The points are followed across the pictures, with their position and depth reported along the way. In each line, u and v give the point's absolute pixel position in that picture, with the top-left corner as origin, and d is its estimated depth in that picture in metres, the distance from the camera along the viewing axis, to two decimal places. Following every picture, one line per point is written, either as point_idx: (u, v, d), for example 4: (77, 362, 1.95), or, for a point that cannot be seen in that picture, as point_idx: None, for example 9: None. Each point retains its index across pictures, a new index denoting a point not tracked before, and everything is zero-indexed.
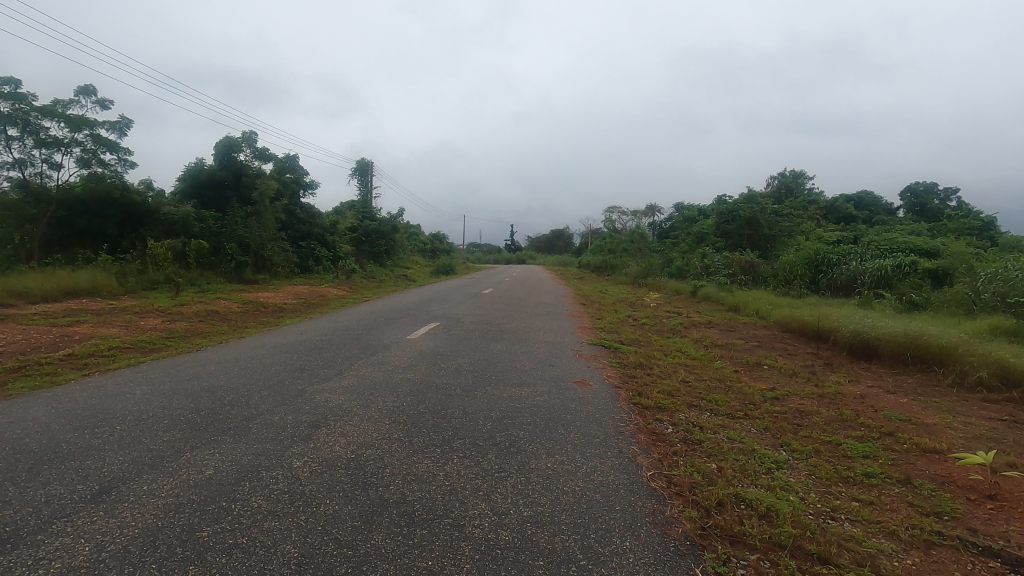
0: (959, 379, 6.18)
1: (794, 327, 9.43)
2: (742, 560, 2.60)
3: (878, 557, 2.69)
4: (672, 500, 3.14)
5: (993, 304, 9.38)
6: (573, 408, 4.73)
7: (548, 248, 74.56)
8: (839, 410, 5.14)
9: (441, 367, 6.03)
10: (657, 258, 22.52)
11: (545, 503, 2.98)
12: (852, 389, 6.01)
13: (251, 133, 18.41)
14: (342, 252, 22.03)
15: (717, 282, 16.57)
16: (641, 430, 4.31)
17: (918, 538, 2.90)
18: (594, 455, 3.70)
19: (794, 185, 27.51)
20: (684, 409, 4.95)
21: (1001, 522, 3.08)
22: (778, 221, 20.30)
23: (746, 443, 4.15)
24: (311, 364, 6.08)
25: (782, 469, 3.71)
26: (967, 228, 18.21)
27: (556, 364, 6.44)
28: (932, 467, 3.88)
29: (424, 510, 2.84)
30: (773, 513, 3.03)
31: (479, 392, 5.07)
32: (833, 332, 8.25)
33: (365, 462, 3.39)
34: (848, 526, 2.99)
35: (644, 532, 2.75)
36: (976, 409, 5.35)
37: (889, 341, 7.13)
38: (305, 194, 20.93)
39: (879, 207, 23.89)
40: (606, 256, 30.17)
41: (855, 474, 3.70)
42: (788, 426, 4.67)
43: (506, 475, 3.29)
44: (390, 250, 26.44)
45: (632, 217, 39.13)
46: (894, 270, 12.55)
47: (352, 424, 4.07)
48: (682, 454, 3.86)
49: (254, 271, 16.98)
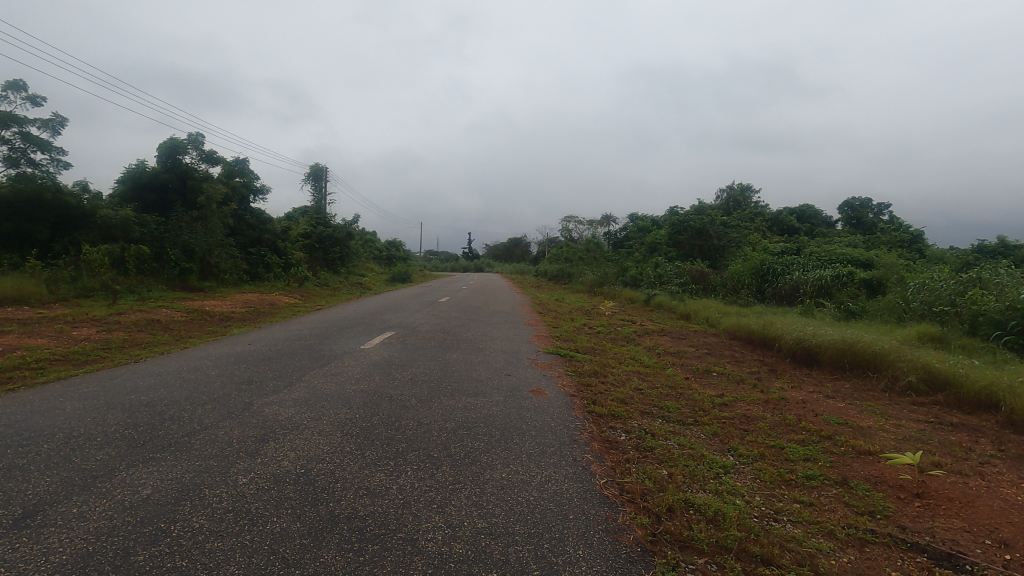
0: (891, 383, 6.56)
1: (741, 335, 9.79)
2: (690, 564, 2.67)
3: (817, 556, 2.82)
4: (624, 507, 3.20)
5: (921, 313, 10.00)
6: (529, 418, 4.73)
7: (506, 256, 75.10)
8: (782, 415, 5.35)
9: (396, 378, 5.93)
10: (613, 267, 22.92)
11: (499, 514, 2.98)
12: (795, 394, 6.27)
13: (198, 135, 17.66)
14: (294, 258, 21.43)
15: (669, 291, 17.00)
16: (595, 438, 4.37)
17: (854, 537, 3.05)
18: (548, 464, 3.73)
19: (742, 198, 28.67)
20: (636, 416, 5.06)
21: (928, 519, 3.28)
22: (726, 232, 21.08)
23: (696, 448, 4.28)
24: (259, 377, 5.85)
25: (729, 474, 3.84)
26: (899, 241, 19.38)
27: (511, 373, 6.47)
28: (866, 468, 4.10)
29: (376, 524, 2.79)
30: (719, 517, 3.13)
31: (434, 402, 5.03)
32: (777, 340, 8.60)
33: (315, 477, 3.30)
34: (790, 528, 3.12)
35: (597, 540, 2.79)
36: (906, 411, 5.70)
37: (829, 348, 7.49)
38: (255, 199, 20.25)
39: (819, 220, 25.15)
40: (562, 264, 30.54)
41: (797, 477, 3.87)
42: (735, 431, 4.84)
43: (460, 487, 3.27)
44: (344, 258, 25.88)
45: (588, 226, 39.79)
46: (833, 279, 13.23)
47: (301, 438, 3.95)
48: (635, 462, 3.95)
49: (199, 279, 16.32)
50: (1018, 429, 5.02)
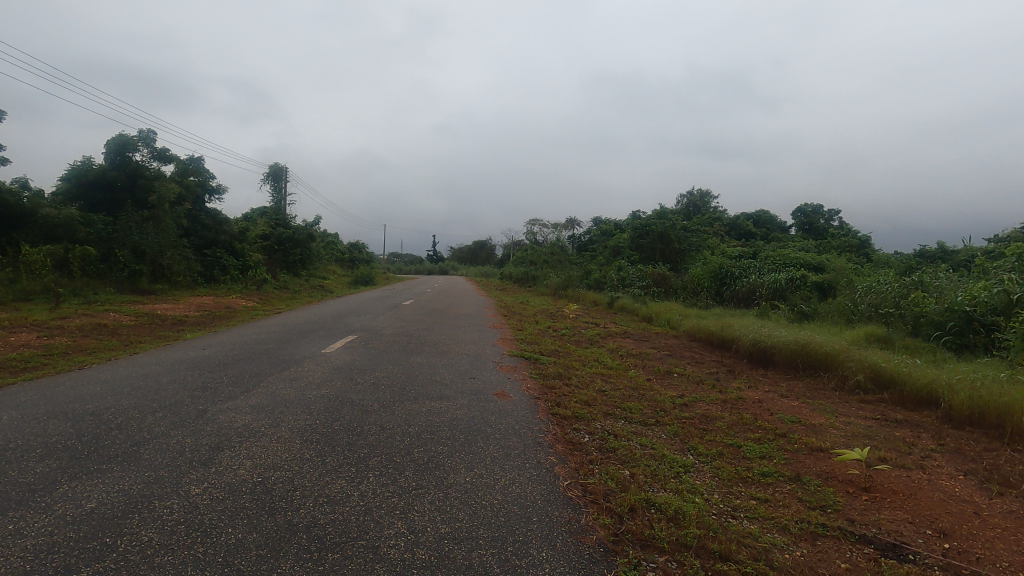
0: (841, 382, 6.84)
1: (700, 337, 10.05)
2: (651, 563, 2.72)
3: (771, 551, 2.91)
4: (587, 508, 3.23)
5: (868, 314, 10.48)
6: (493, 421, 4.73)
7: (471, 259, 74.91)
8: (739, 414, 5.51)
9: (358, 382, 5.82)
10: (577, 270, 23.16)
11: (463, 518, 2.96)
12: (751, 394, 6.47)
13: (149, 131, 16.97)
14: (252, 260, 20.82)
15: (632, 294, 17.29)
16: (558, 440, 4.40)
17: (806, 530, 3.16)
18: (512, 467, 3.74)
19: (701, 203, 29.43)
20: (600, 418, 5.12)
21: (874, 511, 3.44)
22: (686, 237, 21.63)
23: (657, 448, 4.36)
24: (214, 383, 5.63)
25: (689, 473, 3.93)
26: (847, 246, 20.27)
27: (476, 376, 6.45)
28: (818, 464, 4.26)
29: (337, 533, 2.73)
30: (680, 516, 3.19)
31: (397, 407, 4.96)
32: (735, 341, 8.86)
33: (272, 485, 3.22)
34: (747, 524, 3.21)
35: (560, 542, 2.80)
36: (854, 408, 5.95)
37: (783, 348, 7.77)
38: (211, 199, 19.58)
39: (774, 225, 26.04)
40: (527, 267, 30.67)
41: (753, 474, 3.99)
42: (694, 430, 4.96)
43: (423, 492, 3.23)
44: (305, 260, 25.32)
45: (553, 229, 40.06)
46: (787, 282, 13.73)
47: (259, 445, 3.84)
48: (598, 463, 3.99)
49: (150, 281, 15.68)
50: (955, 424, 5.31)
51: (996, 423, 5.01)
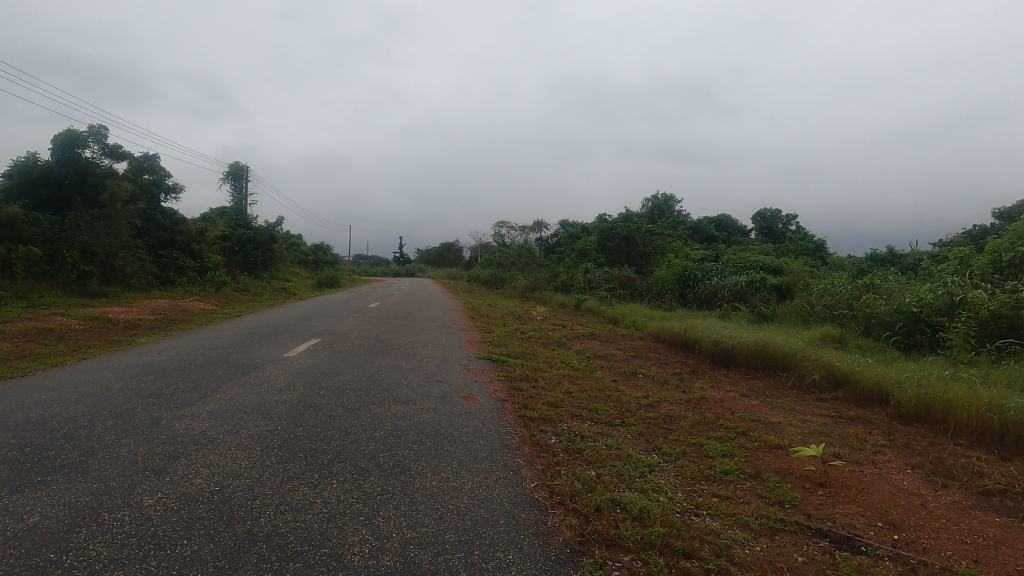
0: (798, 381, 7.07)
1: (665, 338, 10.24)
2: (617, 563, 2.75)
3: (732, 547, 2.98)
4: (553, 509, 3.24)
5: (823, 315, 10.88)
6: (460, 424, 4.71)
7: (438, 261, 74.45)
8: (702, 414, 5.63)
9: (321, 387, 5.69)
10: (544, 272, 23.28)
11: (429, 523, 2.93)
12: (713, 393, 6.62)
13: (100, 127, 16.25)
14: (211, 261, 20.18)
15: (598, 296, 17.48)
16: (525, 442, 4.40)
17: (766, 526, 3.25)
18: (479, 470, 3.72)
19: (666, 207, 30.01)
20: (566, 419, 5.15)
21: (829, 506, 3.56)
22: (651, 240, 22.02)
23: (622, 449, 4.41)
24: (169, 389, 5.41)
25: (653, 472, 3.99)
26: (804, 249, 20.99)
27: (443, 379, 6.41)
28: (778, 461, 4.39)
29: (299, 541, 2.66)
30: (644, 515, 3.24)
31: (362, 411, 4.87)
32: (698, 342, 9.06)
33: (231, 494, 3.11)
34: (709, 521, 3.28)
35: (526, 544, 2.80)
36: (811, 407, 6.16)
37: (743, 349, 7.99)
38: (167, 198, 18.89)
39: (735, 229, 26.77)
40: (494, 269, 30.65)
41: (715, 472, 4.08)
42: (659, 430, 5.04)
43: (388, 497, 3.19)
44: (267, 261, 24.69)
45: (520, 231, 40.18)
46: (747, 285, 14.15)
47: (217, 453, 3.72)
48: (565, 464, 4.01)
49: (100, 283, 15.03)
50: (904, 420, 5.56)
51: (940, 419, 5.26)
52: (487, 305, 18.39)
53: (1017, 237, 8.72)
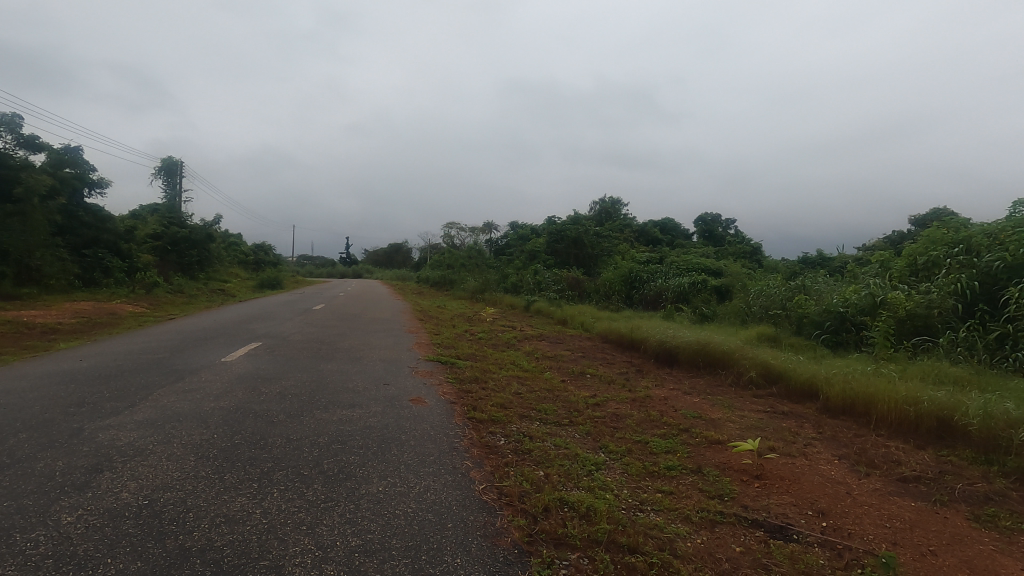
0: (737, 378, 7.39)
1: (612, 338, 10.47)
2: (564, 561, 2.78)
3: (675, 541, 3.07)
4: (502, 511, 3.25)
5: (760, 315, 11.41)
6: (408, 427, 4.64)
7: (387, 262, 73.16)
8: (647, 412, 5.79)
9: (262, 393, 5.47)
10: (494, 274, 23.31)
11: (375, 529, 2.87)
12: (657, 392, 6.82)
13: (14, 116, 15.00)
14: (141, 261, 19.04)
15: (548, 297, 17.66)
16: (474, 444, 4.39)
17: (706, 519, 3.38)
18: (427, 473, 3.68)
19: (613, 210, 30.66)
20: (515, 420, 5.17)
21: (764, 497, 3.74)
22: (599, 242, 22.46)
23: (570, 448, 4.47)
24: (93, 398, 5.07)
25: (600, 470, 4.07)
26: (742, 253, 21.96)
27: (390, 383, 6.29)
28: (717, 456, 4.57)
29: (236, 554, 2.55)
30: (591, 513, 3.29)
31: (306, 417, 4.72)
32: (643, 342, 9.32)
33: (162, 507, 2.94)
34: (653, 516, 3.37)
35: (475, 547, 2.79)
36: (748, 403, 6.45)
37: (686, 348, 8.28)
38: (92, 193, 17.66)
39: (678, 233, 27.68)
40: (444, 270, 30.42)
41: (659, 468, 4.21)
42: (605, 429, 5.15)
43: (333, 505, 3.10)
44: (203, 261, 23.53)
45: (470, 233, 40.04)
46: (690, 286, 14.67)
47: (147, 464, 3.51)
48: (513, 465, 4.02)
49: (13, 285, 13.90)
50: (831, 413, 5.91)
51: (863, 412, 5.63)
52: (436, 304, 19.04)
53: (930, 242, 9.43)
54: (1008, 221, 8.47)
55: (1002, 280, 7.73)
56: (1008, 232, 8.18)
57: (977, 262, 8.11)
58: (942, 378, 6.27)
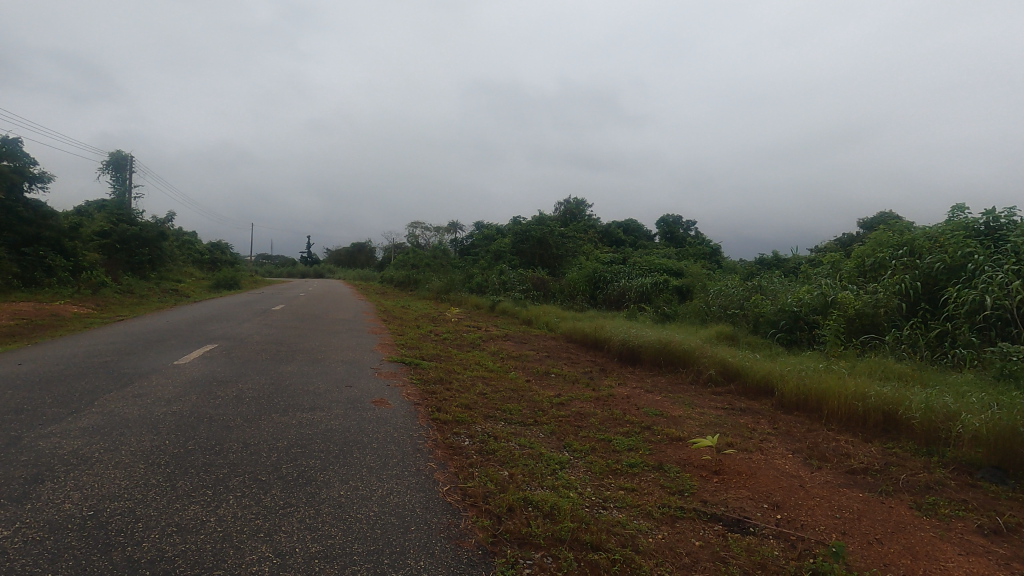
0: (697, 376, 7.57)
1: (576, 337, 10.57)
2: (528, 560, 2.79)
3: (637, 536, 3.12)
4: (466, 512, 3.23)
5: (719, 314, 11.73)
6: (370, 430, 4.57)
7: (350, 262, 71.88)
8: (610, 410, 5.86)
9: (217, 396, 5.28)
10: (459, 274, 23.20)
11: (337, 534, 2.82)
12: (621, 390, 6.92)
13: None
14: (87, 260, 18.14)
15: (513, 297, 17.69)
16: (438, 446, 4.35)
17: (667, 514, 3.44)
18: (390, 476, 3.63)
19: (577, 211, 30.97)
20: (480, 421, 5.16)
21: (723, 492, 3.84)
22: (563, 242, 22.64)
23: (535, 448, 4.48)
24: (33, 404, 4.79)
25: (564, 469, 4.10)
26: (702, 253, 22.53)
27: (352, 384, 6.18)
28: (678, 453, 4.67)
29: (189, 564, 2.46)
30: (555, 511, 3.31)
31: (263, 421, 4.59)
32: (607, 341, 9.44)
33: (108, 518, 2.81)
34: (616, 513, 3.41)
35: (438, 549, 2.77)
36: (707, 400, 6.61)
37: (648, 347, 8.43)
38: (33, 188, 16.74)
39: (641, 234, 28.16)
40: (408, 270, 30.08)
41: (622, 465, 4.27)
42: (570, 428, 5.19)
43: (292, 511, 3.02)
44: (154, 260, 22.60)
45: (435, 232, 39.74)
46: (652, 286, 14.96)
47: (92, 473, 3.34)
48: (478, 465, 4.01)
49: None
50: (786, 409, 6.12)
51: (815, 407, 5.85)
52: (399, 304, 18.85)
53: (877, 244, 9.88)
54: (947, 225, 8.95)
55: (941, 281, 8.17)
56: (947, 235, 8.64)
57: (919, 263, 8.55)
58: (887, 373, 6.58)
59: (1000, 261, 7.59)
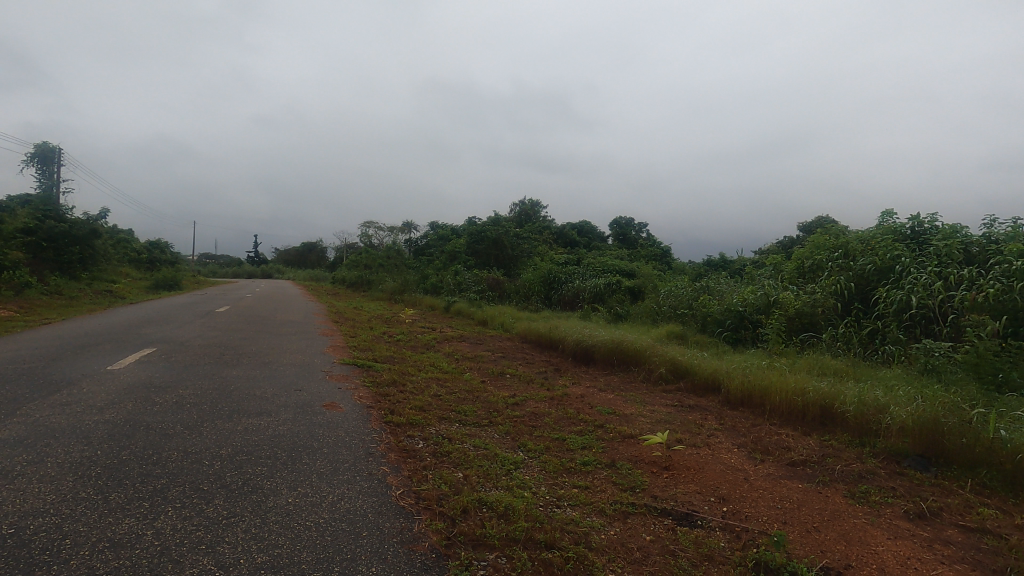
0: (648, 374, 7.76)
1: (531, 338, 10.63)
2: (482, 562, 2.78)
3: (590, 534, 3.17)
4: (420, 515, 3.19)
5: (669, 314, 12.05)
6: (320, 434, 4.45)
7: (300, 262, 69.81)
8: (565, 410, 5.92)
9: (155, 403, 5.02)
10: (413, 274, 22.90)
11: (285, 543, 2.73)
12: (575, 390, 7.01)
13: None
14: (9, 259, 16.88)
15: (468, 297, 17.62)
16: (391, 449, 4.28)
17: (619, 511, 3.51)
18: (341, 482, 3.55)
19: (533, 211, 31.15)
20: (434, 423, 5.11)
21: (672, 487, 3.95)
22: (519, 243, 22.72)
23: (489, 449, 4.47)
24: None
25: (518, 469, 4.11)
26: (654, 255, 23.11)
27: (302, 388, 6.00)
28: (630, 450, 4.76)
29: None
30: (510, 512, 3.31)
31: (206, 428, 4.39)
32: (561, 342, 9.54)
33: (32, 536, 2.62)
34: (570, 511, 3.45)
35: (391, 554, 2.73)
36: (658, 398, 6.78)
37: (601, 346, 8.58)
38: None
39: (594, 235, 28.61)
40: (360, 271, 29.47)
41: (576, 464, 4.32)
42: (524, 428, 5.21)
43: (237, 521, 2.91)
44: (86, 259, 21.26)
45: (389, 232, 39.07)
46: (606, 287, 15.23)
47: (14, 488, 3.11)
48: (431, 468, 3.97)
49: None
50: (732, 405, 6.35)
51: (758, 403, 6.11)
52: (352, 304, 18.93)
53: (815, 247, 10.39)
54: (879, 229, 9.50)
55: (873, 281, 8.67)
56: (879, 239, 9.19)
57: (853, 265, 9.04)
58: (825, 370, 6.94)
59: (924, 263, 8.12)
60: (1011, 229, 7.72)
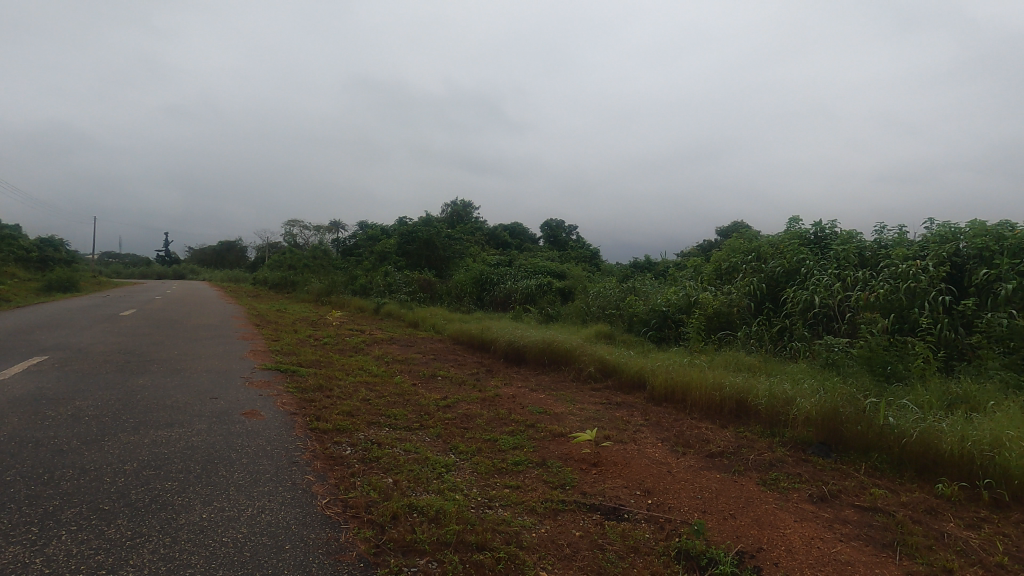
0: (578, 373, 7.93)
1: (463, 339, 10.59)
2: (412, 568, 2.73)
3: (521, 533, 3.20)
4: (347, 524, 3.09)
5: (598, 314, 12.39)
6: (239, 444, 4.20)
7: (217, 262, 65.78)
8: (497, 411, 5.94)
9: (47, 417, 4.55)
10: (341, 275, 22.18)
11: (197, 562, 2.55)
12: (506, 390, 7.04)
13: None
14: None
15: (398, 299, 17.27)
16: (317, 457, 4.11)
17: (550, 508, 3.57)
18: (262, 494, 3.36)
19: (465, 212, 31.05)
20: (363, 428, 4.96)
21: (601, 482, 4.05)
22: (451, 244, 22.57)
23: (420, 452, 4.40)
24: None
25: (450, 471, 4.07)
26: (583, 257, 23.68)
27: (218, 396, 5.65)
28: (560, 448, 4.85)
29: None
30: (441, 515, 3.28)
31: (107, 442, 4.02)
32: (493, 342, 9.57)
33: None
34: (501, 511, 3.47)
35: (316, 566, 2.62)
36: (587, 396, 6.94)
37: (532, 347, 8.68)
38: None
39: (526, 238, 28.93)
40: (284, 271, 28.18)
41: (507, 464, 4.34)
42: (456, 430, 5.17)
43: (142, 542, 2.68)
44: None
45: (315, 232, 37.64)
46: (537, 288, 15.45)
47: None
48: (360, 475, 3.86)
49: None
50: (656, 401, 6.62)
51: (680, 399, 6.41)
52: (275, 304, 19.11)
53: (731, 250, 11.04)
54: (786, 234, 10.23)
55: (782, 283, 9.32)
56: (787, 243, 9.89)
57: (764, 267, 9.67)
58: (740, 365, 7.39)
59: (826, 265, 8.83)
60: (898, 235, 8.55)
